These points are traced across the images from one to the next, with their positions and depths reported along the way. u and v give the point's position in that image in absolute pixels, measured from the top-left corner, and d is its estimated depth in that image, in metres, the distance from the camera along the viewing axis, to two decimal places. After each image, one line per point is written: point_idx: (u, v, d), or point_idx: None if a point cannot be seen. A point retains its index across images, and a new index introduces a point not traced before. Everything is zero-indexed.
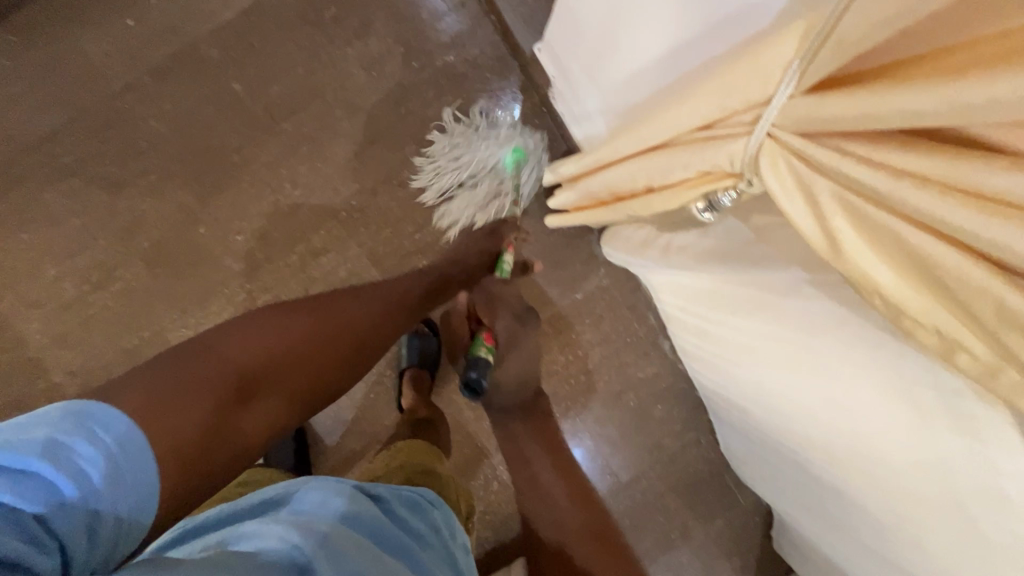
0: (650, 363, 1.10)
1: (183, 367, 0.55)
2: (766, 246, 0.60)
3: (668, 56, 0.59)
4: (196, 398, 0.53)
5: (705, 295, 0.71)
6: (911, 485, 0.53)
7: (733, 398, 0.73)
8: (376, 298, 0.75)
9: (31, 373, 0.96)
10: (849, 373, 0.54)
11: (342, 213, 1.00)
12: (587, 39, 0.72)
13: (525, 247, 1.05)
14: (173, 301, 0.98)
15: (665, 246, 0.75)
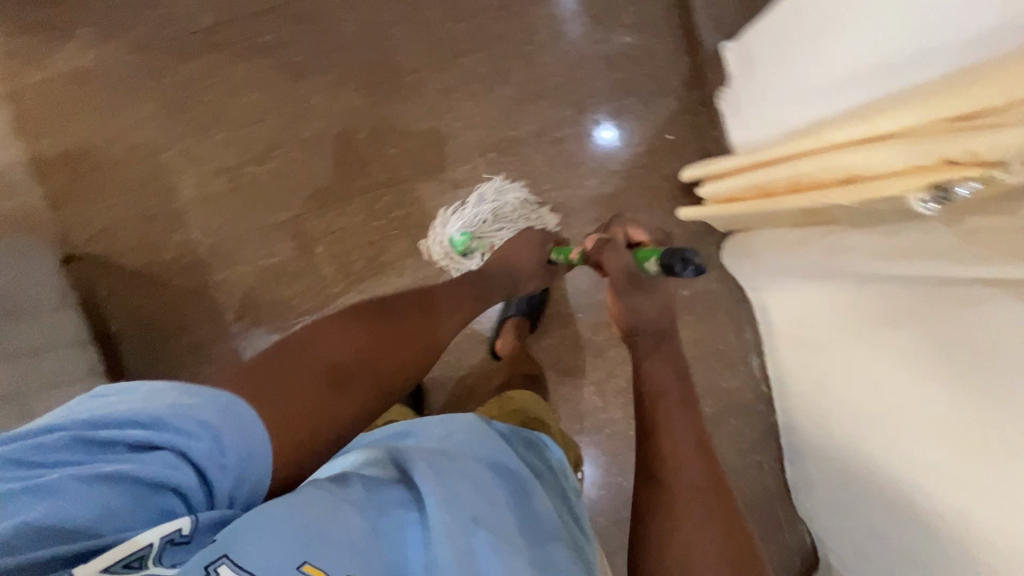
0: (735, 376, 1.11)
1: (284, 354, 0.54)
2: (967, 250, 0.59)
3: (885, 65, 0.64)
4: (297, 389, 0.51)
5: (853, 305, 0.77)
6: (994, 508, 0.56)
7: (851, 411, 0.79)
8: (460, 290, 0.77)
9: (174, 223, 1.03)
10: (961, 394, 0.60)
11: (490, 154, 1.05)
12: (795, 46, 0.78)
13: None
14: (316, 193, 1.04)
15: (830, 242, 0.77)
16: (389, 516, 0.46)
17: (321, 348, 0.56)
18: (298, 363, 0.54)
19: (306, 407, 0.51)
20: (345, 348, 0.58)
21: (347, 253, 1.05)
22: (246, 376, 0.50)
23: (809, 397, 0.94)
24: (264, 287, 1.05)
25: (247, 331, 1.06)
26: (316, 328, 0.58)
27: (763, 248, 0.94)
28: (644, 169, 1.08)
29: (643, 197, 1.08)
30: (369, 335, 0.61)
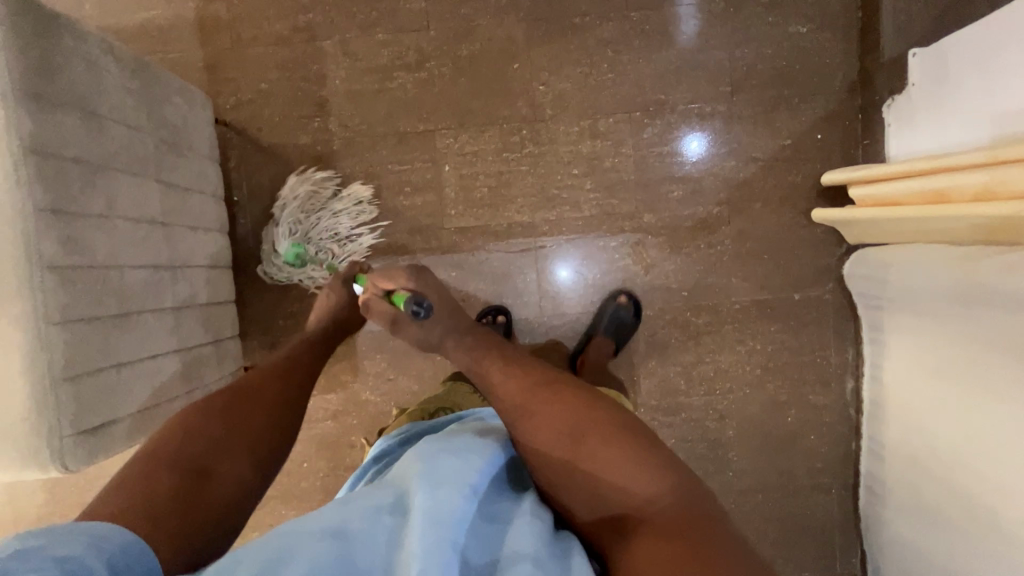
0: (827, 394, 1.07)
1: (149, 477, 0.55)
2: None
3: None
4: (119, 490, 0.54)
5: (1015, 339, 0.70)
6: None
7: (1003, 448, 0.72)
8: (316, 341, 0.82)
9: (316, 110, 1.05)
10: None
11: (634, 113, 1.05)
12: (996, 67, 0.76)
13: (774, 227, 1.06)
14: (457, 113, 1.05)
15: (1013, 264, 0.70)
16: (372, 521, 0.49)
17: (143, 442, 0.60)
18: (161, 458, 0.57)
19: (154, 478, 0.55)
20: (187, 439, 0.60)
21: (472, 179, 1.06)
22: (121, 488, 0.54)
23: (912, 423, 0.92)
24: (383, 193, 1.06)
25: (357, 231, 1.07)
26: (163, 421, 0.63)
27: (901, 263, 0.91)
28: (785, 164, 1.05)
29: (777, 192, 1.05)
30: (215, 417, 0.63)
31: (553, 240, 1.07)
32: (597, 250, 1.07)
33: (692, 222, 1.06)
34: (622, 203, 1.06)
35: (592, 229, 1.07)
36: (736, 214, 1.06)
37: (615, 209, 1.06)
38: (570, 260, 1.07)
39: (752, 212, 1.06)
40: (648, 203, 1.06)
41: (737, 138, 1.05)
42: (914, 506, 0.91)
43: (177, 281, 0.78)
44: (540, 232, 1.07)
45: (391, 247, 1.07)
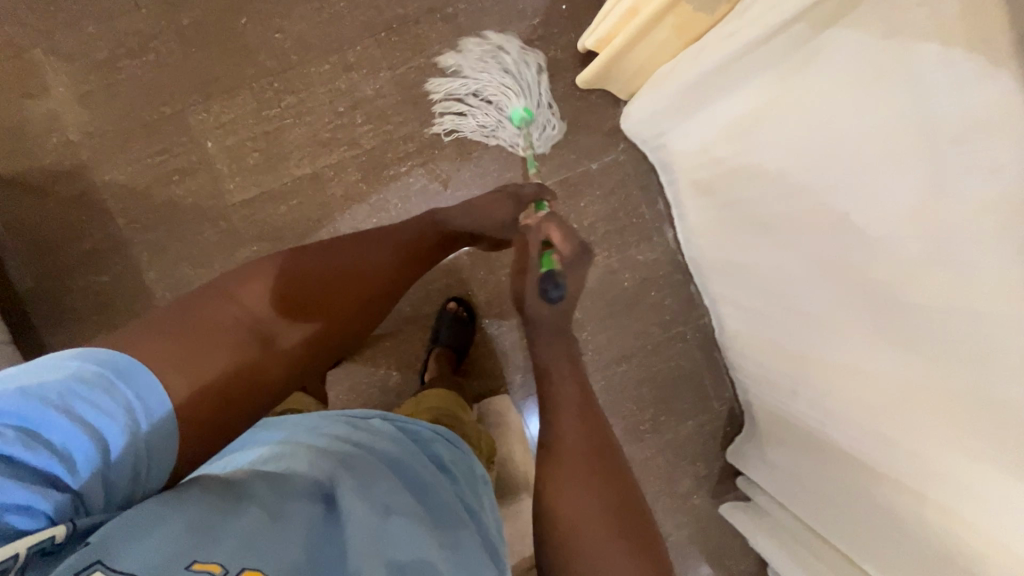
0: (652, 248, 1.10)
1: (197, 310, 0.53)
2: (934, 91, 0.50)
3: None
4: (229, 338, 0.53)
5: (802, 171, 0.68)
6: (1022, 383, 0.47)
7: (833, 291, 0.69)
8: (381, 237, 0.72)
9: (50, 125, 0.98)
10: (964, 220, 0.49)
11: (380, 34, 1.03)
12: None
13: (551, 105, 1.06)
14: (201, 85, 1.01)
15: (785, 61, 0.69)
16: (303, 510, 0.42)
17: (245, 305, 0.56)
18: (207, 321, 0.53)
19: (303, 333, 0.59)
20: (337, 314, 0.63)
21: (240, 146, 1.02)
22: (152, 326, 0.49)
23: (716, 245, 0.96)
24: (154, 188, 1.01)
25: (141, 235, 1.01)
26: (240, 267, 0.60)
27: (648, 107, 0.93)
28: (540, 41, 1.05)
29: (542, 70, 1.06)
30: (342, 289, 0.64)
31: (345, 183, 1.04)
32: (392, 180, 1.05)
33: None
34: (399, 126, 1.04)
35: (379, 160, 1.05)
36: None
37: (394, 134, 1.04)
38: (367, 197, 1.04)
39: None
40: (424, 118, 1.05)
41: (488, 30, 1.05)
42: (753, 320, 0.93)
43: None
44: (329, 179, 1.04)
45: (182, 241, 1.02)
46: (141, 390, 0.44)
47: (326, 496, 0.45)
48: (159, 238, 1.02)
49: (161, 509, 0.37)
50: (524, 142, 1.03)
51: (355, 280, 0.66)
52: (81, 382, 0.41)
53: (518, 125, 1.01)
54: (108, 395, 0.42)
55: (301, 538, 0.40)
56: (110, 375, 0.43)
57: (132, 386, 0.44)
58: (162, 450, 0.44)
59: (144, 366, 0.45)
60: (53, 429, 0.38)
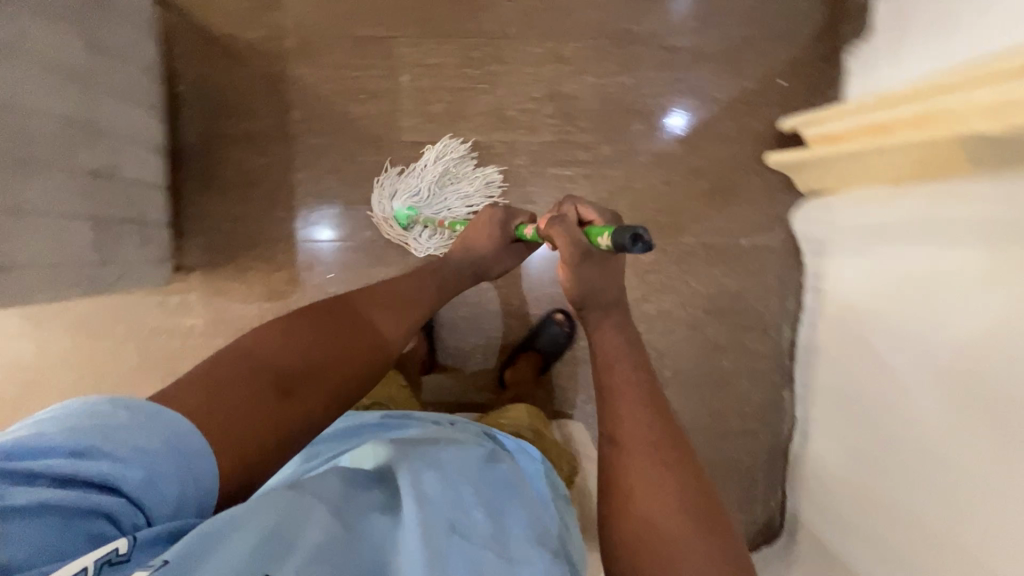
0: (763, 341, 1.09)
1: (223, 369, 0.58)
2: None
3: None
4: (241, 391, 0.57)
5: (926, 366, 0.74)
6: None
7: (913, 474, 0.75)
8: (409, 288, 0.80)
9: (272, 2, 1.01)
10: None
11: (601, 40, 1.03)
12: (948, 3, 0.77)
13: (728, 169, 1.05)
14: (418, 22, 1.02)
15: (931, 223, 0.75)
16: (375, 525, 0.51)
17: (262, 358, 0.61)
18: (243, 378, 0.58)
19: (311, 379, 0.62)
20: (338, 366, 0.65)
21: (430, 90, 1.03)
22: (191, 386, 0.55)
23: (844, 364, 0.95)
24: (338, 98, 1.03)
25: (308, 136, 1.03)
26: (262, 327, 0.66)
27: (848, 214, 0.92)
28: (746, 106, 1.04)
29: (735, 134, 1.05)
30: (344, 341, 0.67)
31: (508, 164, 1.05)
32: (552, 178, 1.05)
33: (648, 157, 1.05)
34: (580, 131, 1.04)
35: (549, 155, 1.05)
36: (692, 153, 1.05)
37: (573, 136, 1.05)
38: (522, 185, 1.05)
39: (707, 152, 1.05)
40: (606, 134, 1.05)
41: (701, 76, 1.04)
42: (843, 453, 0.94)
43: (96, 145, 0.74)
44: (496, 154, 1.04)
45: (341, 155, 1.04)
46: (175, 427, 0.49)
47: (381, 511, 0.52)
48: (321, 144, 1.04)
49: (248, 515, 0.45)
50: (412, 244, 1.02)
51: (360, 315, 0.72)
52: (123, 422, 0.47)
53: (403, 224, 1.02)
54: (149, 433, 0.47)
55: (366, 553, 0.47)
56: (148, 419, 0.48)
57: (168, 427, 0.49)
58: (201, 474, 0.50)
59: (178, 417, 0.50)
60: (99, 471, 0.44)
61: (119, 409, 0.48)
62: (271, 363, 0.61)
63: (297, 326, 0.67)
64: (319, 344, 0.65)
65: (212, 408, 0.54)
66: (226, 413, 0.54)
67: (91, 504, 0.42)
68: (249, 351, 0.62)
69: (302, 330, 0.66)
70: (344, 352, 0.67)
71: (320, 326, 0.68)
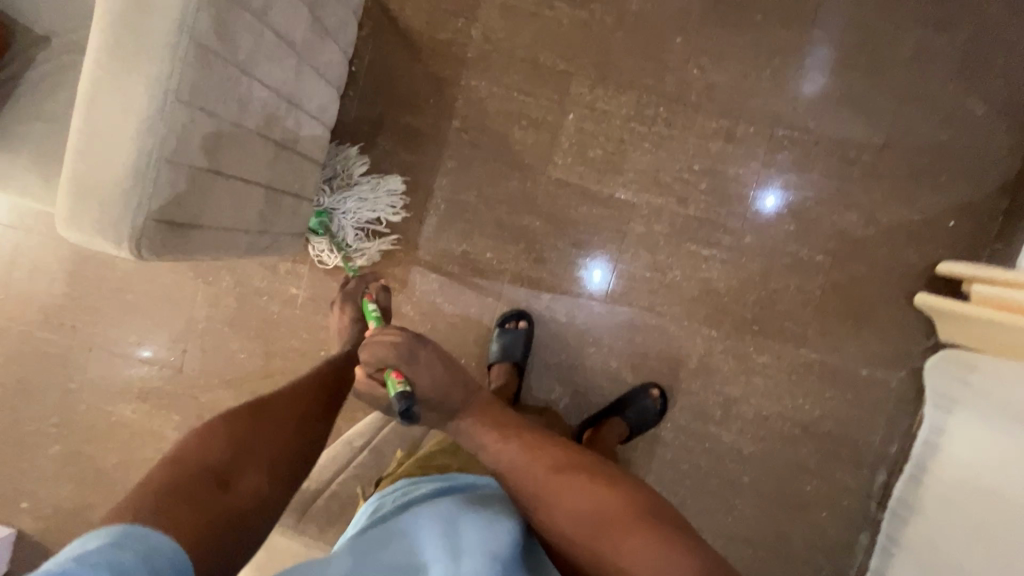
0: (854, 477, 1.03)
1: (152, 484, 0.56)
2: None
3: None
4: (188, 492, 0.56)
5: None
6: None
7: None
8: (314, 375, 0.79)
9: (465, 10, 1.01)
10: None
11: (778, 132, 1.00)
12: None
13: (869, 295, 1.01)
14: (600, 66, 1.00)
15: None
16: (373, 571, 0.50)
17: (198, 461, 0.60)
18: (177, 487, 0.56)
19: (253, 475, 0.62)
20: (278, 457, 0.66)
21: (593, 135, 1.01)
22: (134, 500, 0.54)
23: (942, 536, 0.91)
24: (500, 118, 1.02)
25: (459, 146, 1.03)
26: (174, 448, 0.61)
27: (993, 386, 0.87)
28: (907, 237, 0.99)
29: (888, 262, 1.00)
30: (275, 438, 0.67)
31: (647, 227, 1.02)
32: (686, 254, 1.02)
33: (791, 260, 1.01)
34: (729, 215, 1.01)
35: (691, 229, 1.02)
36: (837, 269, 1.01)
37: (720, 219, 1.01)
38: (656, 252, 1.02)
39: (854, 272, 1.01)
40: (755, 225, 1.01)
41: (870, 194, 1.00)
42: None
43: (289, 118, 0.74)
44: (639, 214, 1.02)
45: (486, 174, 1.03)
46: (156, 545, 0.49)
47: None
48: (470, 158, 1.03)
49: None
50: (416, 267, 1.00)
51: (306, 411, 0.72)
52: (114, 554, 0.45)
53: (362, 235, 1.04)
54: (129, 549, 0.46)
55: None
56: (133, 541, 0.48)
57: (144, 543, 0.48)
58: (174, 570, 0.48)
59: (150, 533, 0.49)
60: None
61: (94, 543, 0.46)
62: (208, 462, 0.60)
63: (214, 430, 0.65)
64: (242, 446, 0.64)
65: (159, 509, 0.53)
66: (180, 510, 0.54)
67: None
68: (189, 450, 0.61)
69: (232, 440, 0.64)
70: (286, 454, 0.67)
71: (259, 421, 0.67)
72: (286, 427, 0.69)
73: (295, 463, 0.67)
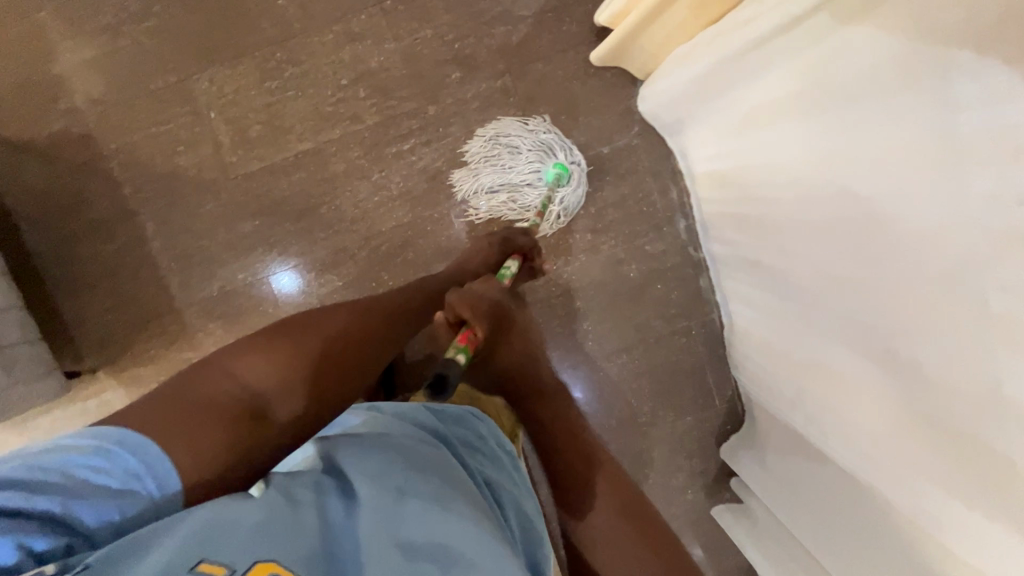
0: (661, 239, 1.07)
1: (189, 396, 0.58)
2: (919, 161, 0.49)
3: None
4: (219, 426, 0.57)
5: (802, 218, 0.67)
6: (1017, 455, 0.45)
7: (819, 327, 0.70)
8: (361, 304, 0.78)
9: (56, 89, 0.99)
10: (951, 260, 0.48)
11: (385, 3, 1.00)
12: None
13: (561, 84, 1.03)
14: (201, 54, 1.00)
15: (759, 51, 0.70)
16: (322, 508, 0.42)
17: (239, 381, 0.62)
18: (204, 398, 0.58)
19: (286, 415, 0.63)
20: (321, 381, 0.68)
21: (242, 117, 1.01)
22: (157, 410, 0.55)
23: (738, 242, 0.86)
24: (158, 157, 1.01)
25: (147, 206, 1.02)
26: (232, 357, 0.63)
27: (658, 100, 0.92)
28: (554, 15, 1.01)
29: (554, 46, 1.02)
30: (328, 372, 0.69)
31: (347, 159, 1.02)
32: (393, 157, 1.02)
33: (478, 102, 1.02)
34: (401, 101, 1.02)
35: (382, 135, 1.02)
36: (520, 81, 1.02)
37: (398, 109, 1.02)
38: (369, 175, 1.02)
39: (535, 75, 1.02)
40: (428, 95, 1.02)
41: (497, 1, 1.01)
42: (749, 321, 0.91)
43: None
44: (332, 155, 1.02)
45: (187, 211, 1.03)
46: (155, 482, 0.50)
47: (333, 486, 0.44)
48: (163, 209, 1.02)
49: (184, 516, 0.39)
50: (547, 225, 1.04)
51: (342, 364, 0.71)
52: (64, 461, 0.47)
53: (552, 182, 0.99)
54: (127, 471, 0.49)
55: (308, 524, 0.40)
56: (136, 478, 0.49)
57: (153, 468, 0.50)
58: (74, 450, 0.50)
59: (169, 462, 0.51)
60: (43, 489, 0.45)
61: (117, 461, 0.49)
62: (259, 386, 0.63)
63: (247, 355, 0.64)
64: (292, 368, 0.66)
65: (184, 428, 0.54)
66: (208, 440, 0.55)
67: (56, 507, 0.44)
68: (231, 361, 0.63)
69: (262, 374, 0.63)
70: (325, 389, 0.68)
71: (297, 334, 0.70)
72: (328, 339, 0.71)
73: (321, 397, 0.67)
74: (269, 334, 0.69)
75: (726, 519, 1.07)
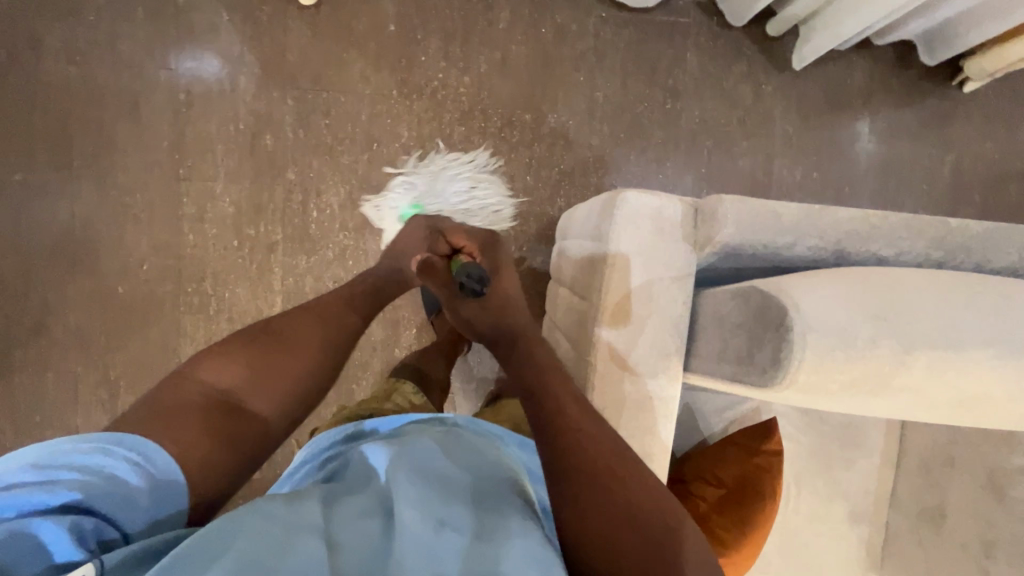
0: (500, 9, 1.04)
1: (159, 402, 0.54)
2: None
3: None
4: (191, 427, 0.53)
5: None
6: None
7: None
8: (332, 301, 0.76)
9: None
10: None
11: (181, 173, 1.03)
12: None
13: (316, 43, 1.02)
14: (165, 355, 1.05)
15: None
16: (359, 531, 0.42)
17: (207, 383, 0.58)
18: (185, 401, 0.55)
19: (262, 408, 0.60)
20: (284, 376, 0.63)
21: None
22: (149, 417, 0.52)
23: None
24: None
25: (277, 461, 1.06)
26: (203, 359, 0.61)
27: None
28: (249, 22, 1.01)
29: (278, 35, 1.02)
30: (273, 363, 0.64)
31: (306, 269, 1.06)
32: (319, 226, 1.05)
33: (302, 129, 1.03)
34: (274, 200, 1.04)
35: (297, 227, 1.05)
36: (297, 80, 1.02)
37: (280, 203, 1.04)
38: (326, 253, 1.06)
39: (297, 64, 1.02)
40: (276, 172, 1.04)
41: (214, 66, 1.01)
42: None
43: None
44: (297, 279, 1.05)
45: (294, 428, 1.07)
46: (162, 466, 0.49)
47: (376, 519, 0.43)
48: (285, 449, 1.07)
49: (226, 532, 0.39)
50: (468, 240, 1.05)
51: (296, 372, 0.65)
52: (102, 462, 0.47)
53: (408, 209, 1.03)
54: (131, 463, 0.48)
55: (354, 548, 0.41)
56: (147, 475, 0.47)
57: (167, 472, 0.49)
58: (77, 479, 0.45)
59: (169, 458, 0.50)
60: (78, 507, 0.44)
61: (125, 458, 0.47)
62: (225, 389, 0.59)
63: (212, 362, 0.61)
64: (276, 375, 0.63)
65: (163, 426, 0.52)
66: (188, 435, 0.52)
67: (98, 518, 0.44)
68: (197, 372, 0.59)
69: (233, 373, 0.60)
70: (293, 395, 0.63)
71: (257, 344, 0.65)
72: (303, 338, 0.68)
73: (296, 396, 0.64)
74: (238, 343, 0.64)
75: (803, 52, 1.01)
